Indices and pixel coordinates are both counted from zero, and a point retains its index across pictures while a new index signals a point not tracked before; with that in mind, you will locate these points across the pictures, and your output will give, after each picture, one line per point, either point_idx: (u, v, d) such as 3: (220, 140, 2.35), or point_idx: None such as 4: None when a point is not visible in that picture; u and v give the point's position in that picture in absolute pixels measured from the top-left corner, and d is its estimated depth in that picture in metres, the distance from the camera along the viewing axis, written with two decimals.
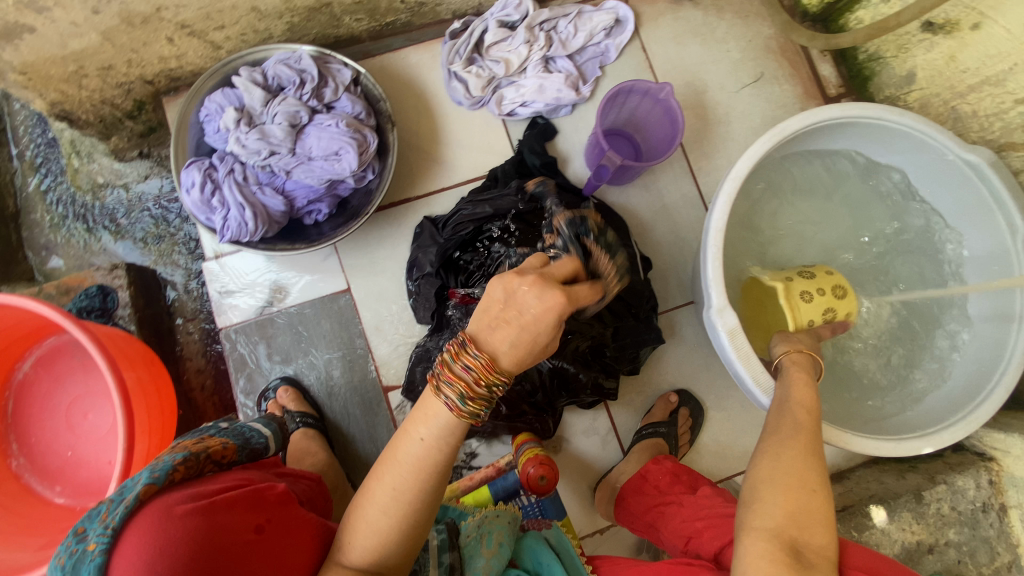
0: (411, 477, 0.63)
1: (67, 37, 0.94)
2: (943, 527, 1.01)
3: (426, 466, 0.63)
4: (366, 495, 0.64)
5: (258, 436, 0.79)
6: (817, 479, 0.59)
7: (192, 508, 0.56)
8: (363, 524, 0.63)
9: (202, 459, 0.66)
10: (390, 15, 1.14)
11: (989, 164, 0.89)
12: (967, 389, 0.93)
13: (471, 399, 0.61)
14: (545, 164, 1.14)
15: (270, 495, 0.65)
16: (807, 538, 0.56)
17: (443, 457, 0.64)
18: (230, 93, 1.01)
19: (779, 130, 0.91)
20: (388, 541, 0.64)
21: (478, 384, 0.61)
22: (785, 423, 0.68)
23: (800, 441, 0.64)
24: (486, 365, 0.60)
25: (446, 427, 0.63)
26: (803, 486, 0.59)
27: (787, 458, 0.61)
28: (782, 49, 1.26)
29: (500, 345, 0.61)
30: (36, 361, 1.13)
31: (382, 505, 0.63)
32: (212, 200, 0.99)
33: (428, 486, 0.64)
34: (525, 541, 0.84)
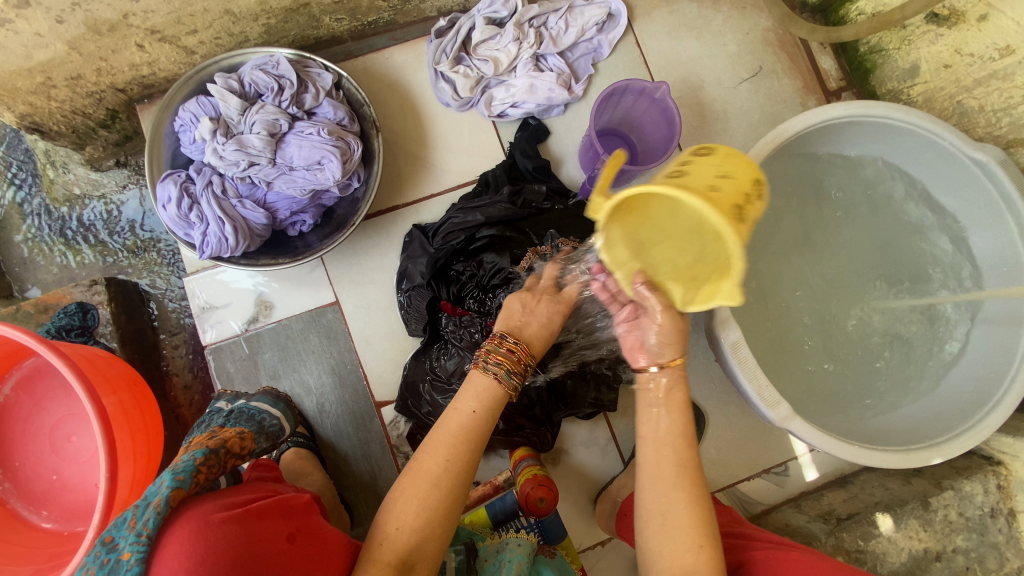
0: (460, 447, 0.71)
1: (31, 48, 0.89)
2: (951, 534, 0.98)
3: (472, 436, 0.72)
4: (412, 471, 0.70)
5: (270, 419, 0.90)
6: (705, 531, 0.64)
7: (230, 515, 0.56)
8: (414, 501, 0.68)
9: (224, 455, 0.70)
10: (372, 14, 1.09)
11: (998, 162, 0.86)
12: (974, 395, 0.90)
13: (516, 374, 0.76)
14: (538, 168, 1.10)
15: (296, 505, 0.65)
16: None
17: (483, 428, 0.73)
18: (203, 101, 0.95)
19: (780, 131, 0.88)
20: (433, 519, 0.68)
21: (519, 363, 0.76)
22: (664, 467, 0.67)
23: (684, 489, 0.65)
24: (523, 351, 0.77)
25: (493, 400, 0.74)
26: (688, 545, 0.63)
27: (674, 512, 0.65)
28: (780, 42, 1.22)
29: (527, 336, 0.79)
30: (16, 383, 1.09)
31: (434, 478, 0.69)
32: (190, 216, 0.94)
33: (471, 460, 0.71)
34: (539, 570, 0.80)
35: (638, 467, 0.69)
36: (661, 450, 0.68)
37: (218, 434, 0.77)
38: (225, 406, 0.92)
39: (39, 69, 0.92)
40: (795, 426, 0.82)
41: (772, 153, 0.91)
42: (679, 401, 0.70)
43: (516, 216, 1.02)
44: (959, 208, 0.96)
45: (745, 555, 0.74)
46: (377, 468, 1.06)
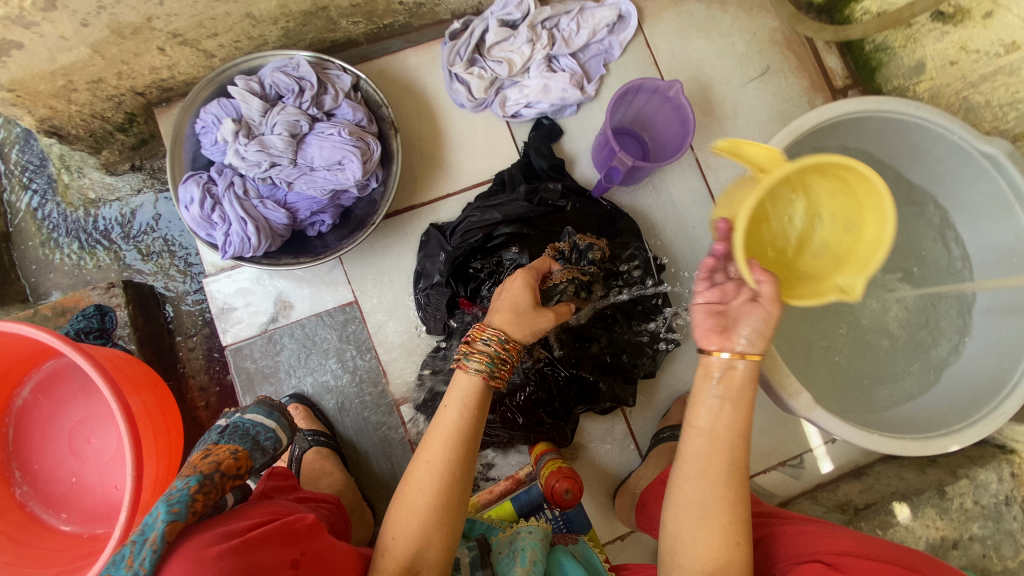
0: (442, 451, 0.66)
1: (55, 52, 0.89)
2: (967, 522, 1.00)
3: (455, 434, 0.67)
4: (406, 478, 0.67)
5: (266, 433, 0.80)
6: (742, 531, 0.62)
7: (227, 549, 0.52)
8: (404, 510, 0.65)
9: (219, 479, 0.65)
10: (388, 17, 1.10)
11: (1006, 155, 0.88)
12: (988, 383, 0.92)
13: (474, 355, 0.71)
14: (553, 167, 1.12)
15: (302, 526, 0.61)
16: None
17: (470, 427, 0.68)
18: (225, 103, 0.96)
19: (795, 126, 0.89)
20: (428, 524, 0.65)
21: (477, 342, 0.72)
22: (715, 463, 0.62)
23: (730, 486, 0.62)
24: (479, 329, 0.73)
25: (466, 392, 0.69)
26: (721, 542, 0.61)
27: (714, 509, 0.61)
28: (787, 41, 1.24)
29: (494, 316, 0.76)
30: (35, 386, 1.09)
31: (418, 483, 0.66)
32: (212, 216, 0.95)
33: (458, 459, 0.67)
34: (556, 556, 0.80)
35: (681, 456, 0.65)
36: (716, 445, 0.63)
37: (209, 455, 0.70)
38: (224, 421, 0.82)
39: (61, 72, 0.93)
40: (816, 415, 0.84)
41: (788, 147, 0.92)
42: (747, 398, 0.64)
43: (533, 214, 1.03)
44: (967, 202, 0.98)
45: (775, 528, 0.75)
46: (398, 466, 1.07)
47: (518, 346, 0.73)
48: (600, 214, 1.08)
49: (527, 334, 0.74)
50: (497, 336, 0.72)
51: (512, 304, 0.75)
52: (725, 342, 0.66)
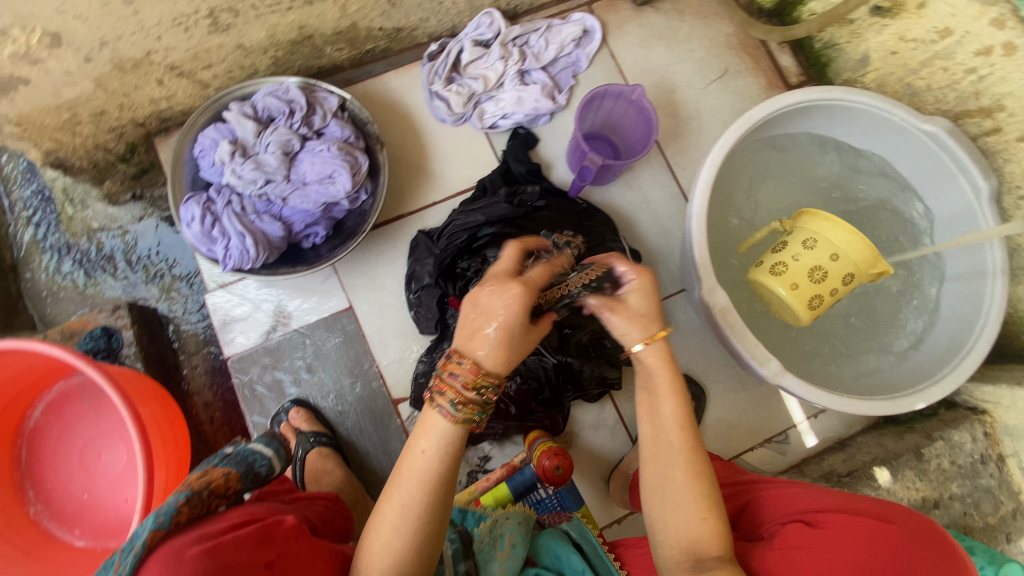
0: (418, 492, 0.61)
1: (60, 87, 0.97)
2: (946, 482, 1.05)
3: (429, 477, 0.62)
4: (376, 518, 0.61)
5: (261, 459, 0.78)
6: (708, 506, 0.66)
7: (202, 549, 0.52)
8: (377, 545, 0.60)
9: (206, 497, 0.62)
10: (369, 43, 1.19)
11: (946, 132, 0.97)
12: (950, 345, 0.99)
13: (462, 405, 0.62)
14: (530, 171, 1.20)
15: (280, 529, 0.60)
16: (705, 550, 0.64)
17: (447, 468, 0.63)
18: (221, 127, 1.04)
19: (747, 117, 0.98)
20: (406, 558, 0.60)
21: (468, 389, 0.62)
22: (668, 441, 0.69)
23: (684, 467, 0.67)
24: (468, 368, 0.63)
25: (445, 436, 0.63)
26: (691, 517, 0.65)
27: (672, 484, 0.67)
28: (743, 45, 1.34)
29: (480, 350, 0.63)
30: (45, 407, 1.13)
31: (393, 524, 0.60)
32: (212, 232, 1.02)
33: (436, 499, 0.62)
34: (542, 540, 0.79)
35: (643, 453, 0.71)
36: (657, 438, 0.70)
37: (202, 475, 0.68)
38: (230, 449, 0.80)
39: (67, 106, 1.00)
40: (788, 381, 0.89)
41: (744, 137, 1.00)
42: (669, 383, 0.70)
43: (512, 214, 1.10)
44: (919, 176, 1.07)
45: (761, 493, 0.80)
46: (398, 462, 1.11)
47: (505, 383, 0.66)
48: (574, 211, 1.16)
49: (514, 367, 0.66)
50: (491, 383, 0.63)
51: (508, 337, 0.63)
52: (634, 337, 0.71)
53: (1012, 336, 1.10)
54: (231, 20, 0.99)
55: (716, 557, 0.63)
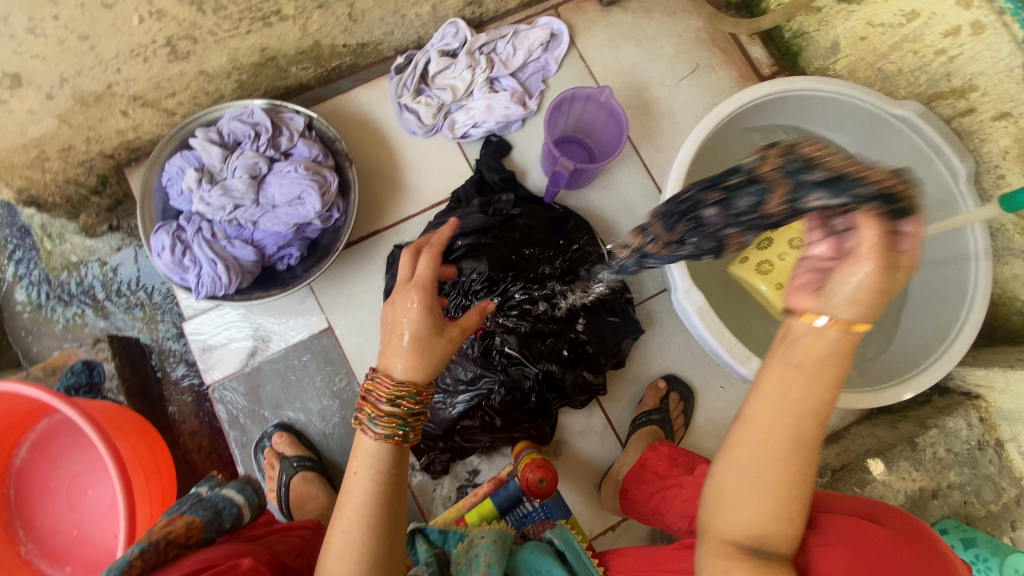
0: (358, 517, 0.61)
1: (25, 125, 0.95)
2: (943, 470, 1.03)
3: (366, 501, 0.61)
4: (326, 548, 0.61)
5: (229, 507, 0.79)
6: (799, 505, 0.49)
7: None
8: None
9: (164, 547, 0.65)
10: (334, 60, 1.18)
11: (919, 116, 0.96)
12: (937, 331, 0.97)
13: (381, 419, 0.64)
14: (504, 179, 1.18)
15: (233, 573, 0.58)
16: (775, 551, 0.49)
17: (386, 490, 0.63)
18: (187, 155, 1.03)
19: (715, 113, 0.97)
20: None
21: (384, 401, 0.65)
22: (781, 431, 0.48)
23: (792, 461, 0.48)
24: (382, 382, 0.66)
25: (375, 456, 0.64)
26: (778, 514, 0.49)
27: (767, 476, 0.48)
28: (712, 39, 1.33)
29: (393, 362, 0.66)
30: (32, 446, 1.11)
31: (338, 552, 0.60)
32: (183, 260, 1.01)
33: (378, 522, 0.61)
34: (521, 556, 0.78)
35: (754, 423, 0.49)
36: (783, 413, 0.48)
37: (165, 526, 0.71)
38: (202, 493, 0.85)
39: (33, 144, 0.99)
40: None
41: (713, 133, 1.00)
42: (829, 372, 0.48)
43: (486, 224, 1.09)
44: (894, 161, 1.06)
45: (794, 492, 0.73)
46: None
47: (428, 392, 0.67)
48: (551, 217, 1.14)
49: (433, 372, 0.67)
50: (408, 391, 0.65)
51: (416, 343, 0.66)
52: (816, 303, 0.49)
53: (1002, 318, 1.07)
54: (190, 48, 0.97)
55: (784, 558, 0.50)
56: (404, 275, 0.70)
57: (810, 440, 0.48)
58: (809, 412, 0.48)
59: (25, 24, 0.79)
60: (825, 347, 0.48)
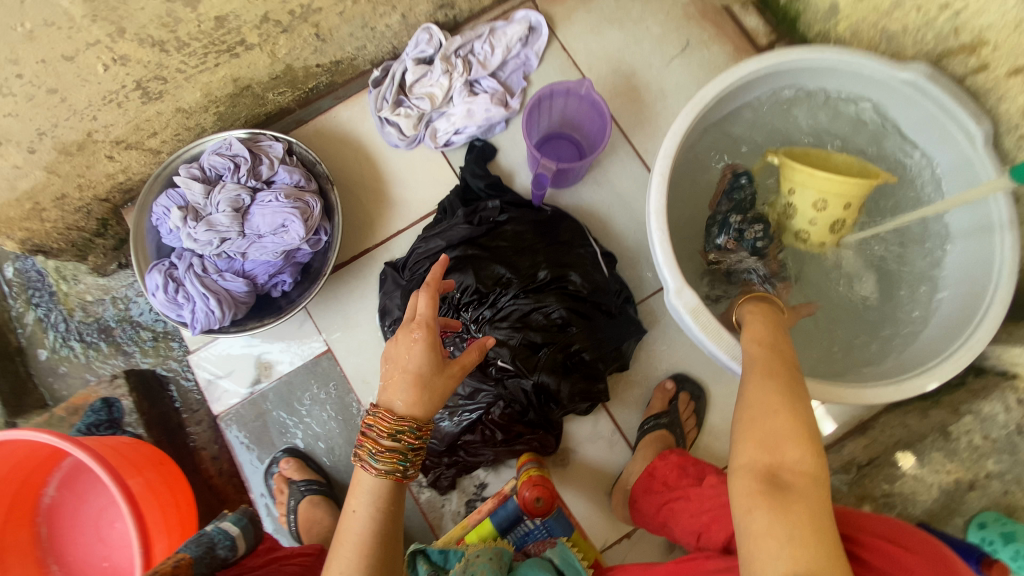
0: (355, 557, 0.59)
1: (14, 180, 0.98)
2: (980, 460, 0.95)
3: (365, 539, 0.60)
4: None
5: (224, 539, 0.77)
6: (781, 398, 0.55)
7: None
8: None
9: None
10: (311, 81, 1.17)
11: (927, 78, 0.87)
12: (963, 311, 0.88)
13: (381, 455, 0.62)
14: (489, 185, 1.15)
15: None
16: (787, 462, 0.51)
17: (384, 528, 0.61)
18: (172, 194, 1.04)
19: (699, 98, 0.90)
20: None
21: (384, 437, 0.62)
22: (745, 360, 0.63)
23: (760, 372, 0.59)
24: (383, 417, 0.63)
25: (375, 493, 0.62)
26: (768, 415, 0.54)
27: (750, 390, 0.58)
28: (702, 13, 1.26)
29: (393, 397, 0.63)
30: (59, 483, 1.16)
31: None
32: (177, 297, 1.03)
33: (378, 560, 0.59)
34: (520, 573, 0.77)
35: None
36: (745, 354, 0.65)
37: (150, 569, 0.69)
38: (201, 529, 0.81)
39: (26, 197, 1.02)
40: None
41: (700, 119, 0.93)
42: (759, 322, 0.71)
43: (472, 233, 1.07)
44: (910, 128, 0.97)
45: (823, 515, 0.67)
46: None
47: (429, 426, 0.65)
48: (540, 221, 1.10)
49: (436, 408, 0.64)
50: (409, 426, 0.63)
51: (415, 376, 0.63)
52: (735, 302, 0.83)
53: None
54: (161, 88, 0.98)
55: (793, 464, 0.51)
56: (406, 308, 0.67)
57: (771, 361, 0.62)
58: (753, 346, 0.66)
59: None
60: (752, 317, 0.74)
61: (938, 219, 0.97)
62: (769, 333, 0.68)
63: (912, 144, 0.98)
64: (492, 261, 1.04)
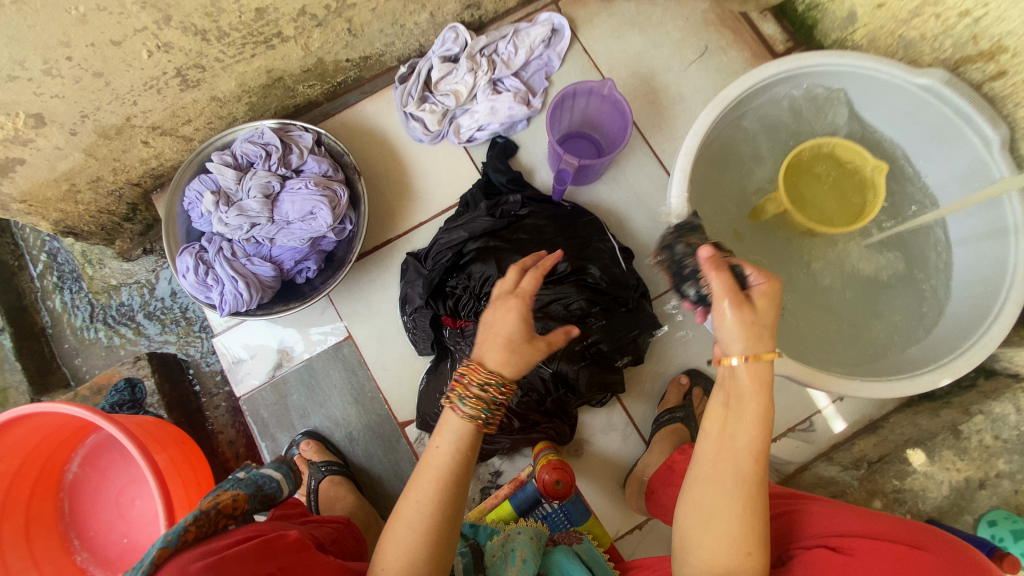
0: (433, 490, 0.61)
1: (54, 161, 1.01)
2: (991, 459, 0.97)
3: (445, 474, 0.62)
4: (394, 517, 0.61)
5: (270, 482, 0.80)
6: (754, 540, 0.58)
7: (205, 564, 0.55)
8: (393, 546, 0.60)
9: (215, 516, 0.64)
10: (340, 75, 1.21)
11: (944, 84, 0.90)
12: (976, 311, 0.91)
13: (469, 400, 0.63)
14: (511, 180, 1.17)
15: (282, 542, 0.63)
16: None
17: (462, 468, 0.63)
18: (205, 179, 1.08)
19: (721, 98, 0.93)
20: (419, 561, 0.59)
21: (475, 385, 0.64)
22: (725, 465, 0.60)
23: (739, 498, 0.58)
24: (475, 369, 0.65)
25: (459, 436, 0.64)
26: (733, 549, 0.57)
27: (721, 512, 0.58)
28: (721, 19, 1.29)
29: (484, 351, 0.66)
30: (82, 460, 1.19)
31: (407, 521, 0.60)
32: (207, 279, 1.06)
33: (448, 500, 0.61)
34: (554, 556, 0.79)
35: (696, 471, 0.63)
36: (724, 451, 0.61)
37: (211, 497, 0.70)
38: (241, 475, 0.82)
39: (63, 178, 1.05)
40: (791, 370, 0.85)
41: (720, 119, 0.96)
42: (752, 410, 0.61)
43: (495, 225, 1.09)
44: (924, 134, 0.99)
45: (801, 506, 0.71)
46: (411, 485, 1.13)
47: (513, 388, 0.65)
48: (560, 215, 1.14)
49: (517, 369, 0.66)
50: (495, 380, 0.64)
51: (506, 341, 0.66)
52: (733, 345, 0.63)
53: None
54: (199, 76, 1.01)
55: None
56: (507, 280, 0.72)
57: (755, 480, 0.59)
58: (741, 456, 0.60)
59: (41, 67, 0.83)
60: (741, 387, 0.62)
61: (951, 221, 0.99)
62: (757, 431, 0.60)
63: (921, 147, 1.01)
64: (513, 252, 1.07)
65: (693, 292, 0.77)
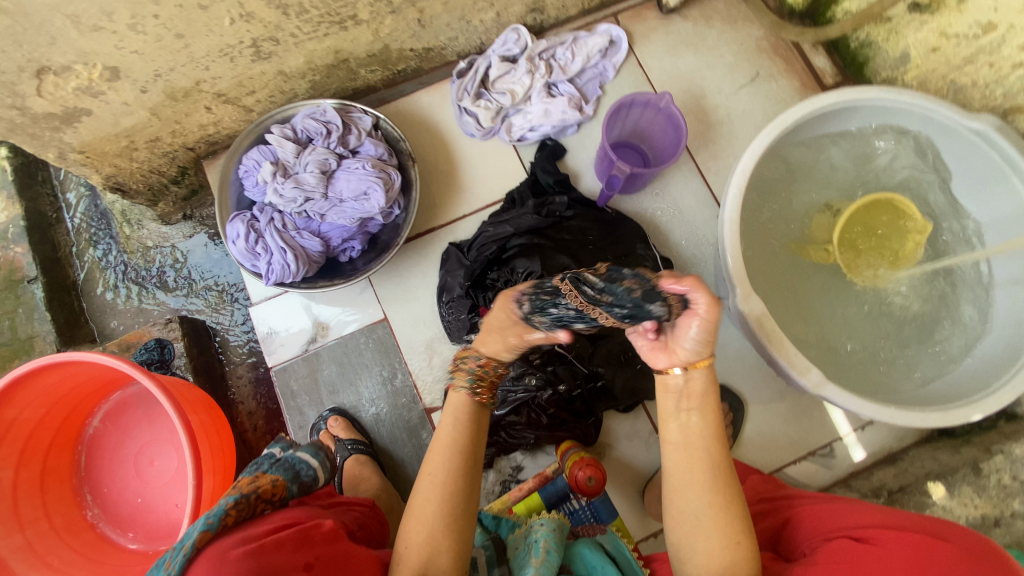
0: (443, 460, 0.73)
1: (119, 116, 1.02)
2: (1007, 498, 0.96)
3: (452, 444, 0.74)
4: (414, 493, 0.72)
5: (307, 468, 0.80)
6: (739, 529, 0.65)
7: (245, 551, 0.57)
8: (414, 518, 0.70)
9: (253, 501, 0.68)
10: (401, 63, 1.23)
11: (995, 129, 0.94)
12: (1009, 353, 0.94)
13: (455, 374, 0.79)
14: (558, 182, 1.20)
15: (318, 533, 0.64)
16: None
17: (466, 440, 0.75)
18: (264, 149, 1.10)
19: (780, 121, 0.95)
20: (437, 531, 0.69)
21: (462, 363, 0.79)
22: (699, 470, 0.68)
23: (716, 493, 0.67)
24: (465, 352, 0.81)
25: (458, 410, 0.77)
26: (723, 541, 0.65)
27: (705, 508, 0.66)
28: (774, 48, 1.32)
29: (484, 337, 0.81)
30: (104, 416, 1.19)
31: (423, 494, 0.71)
32: (256, 248, 1.07)
33: (457, 467, 0.73)
34: (577, 547, 0.80)
35: (669, 476, 0.70)
36: (696, 454, 0.69)
37: (251, 479, 0.73)
38: (276, 452, 0.83)
39: (124, 134, 1.07)
40: (829, 391, 0.87)
41: (776, 141, 0.98)
42: (711, 403, 0.70)
43: (540, 224, 1.11)
44: (968, 178, 1.03)
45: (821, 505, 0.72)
46: None
47: (493, 361, 0.78)
48: (603, 220, 1.15)
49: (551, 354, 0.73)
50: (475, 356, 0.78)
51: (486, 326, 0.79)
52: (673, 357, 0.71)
53: None
54: (272, 49, 1.03)
55: None
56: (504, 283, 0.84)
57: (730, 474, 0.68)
58: (713, 452, 0.68)
59: (127, 22, 0.85)
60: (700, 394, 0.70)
61: (990, 262, 1.01)
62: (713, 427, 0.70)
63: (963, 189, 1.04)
64: (558, 250, 1.09)
65: (661, 310, 0.65)
